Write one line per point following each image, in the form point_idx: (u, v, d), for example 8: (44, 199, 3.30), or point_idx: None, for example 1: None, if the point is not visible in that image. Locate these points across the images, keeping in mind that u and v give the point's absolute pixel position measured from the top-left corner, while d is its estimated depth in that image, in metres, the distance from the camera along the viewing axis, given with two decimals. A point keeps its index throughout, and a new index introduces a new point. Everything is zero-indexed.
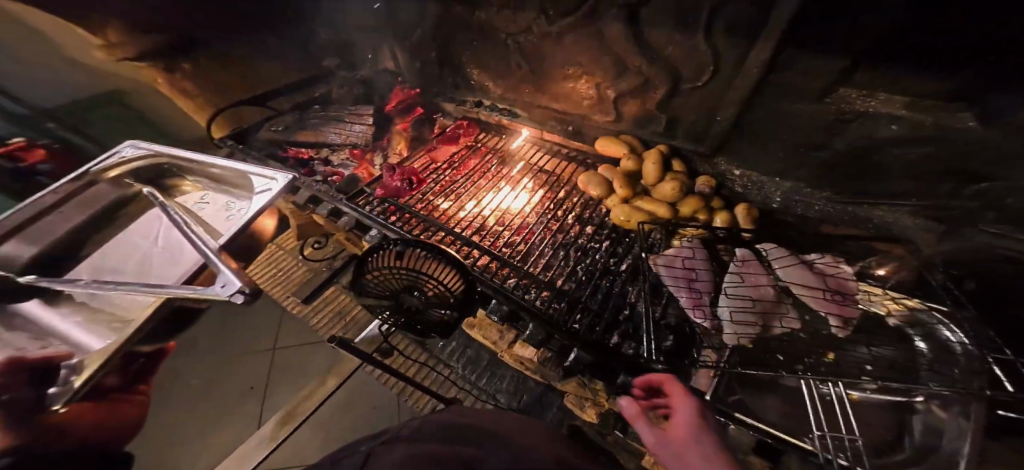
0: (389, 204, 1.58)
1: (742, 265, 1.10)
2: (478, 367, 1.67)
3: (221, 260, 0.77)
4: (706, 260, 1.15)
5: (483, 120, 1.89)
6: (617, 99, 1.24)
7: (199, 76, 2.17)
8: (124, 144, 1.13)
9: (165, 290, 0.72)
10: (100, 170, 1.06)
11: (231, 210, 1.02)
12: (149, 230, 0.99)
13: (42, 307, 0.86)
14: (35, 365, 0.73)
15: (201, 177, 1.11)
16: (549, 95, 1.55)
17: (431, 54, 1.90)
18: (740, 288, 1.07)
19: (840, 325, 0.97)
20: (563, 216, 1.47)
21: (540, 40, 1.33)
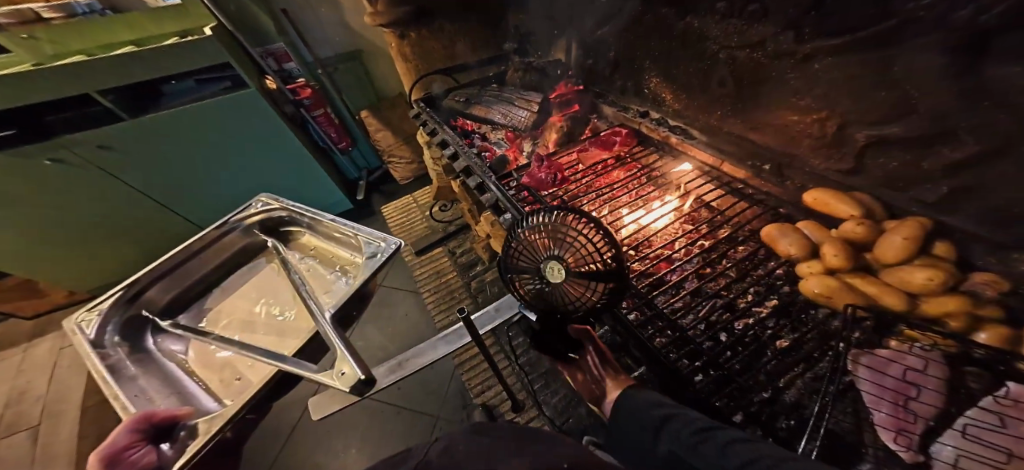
0: (526, 191, 1.63)
1: (1008, 406, 0.73)
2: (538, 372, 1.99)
3: (335, 335, 0.84)
4: (943, 380, 0.82)
5: (644, 133, 1.76)
6: (869, 148, 1.01)
7: (420, 46, 2.46)
8: (256, 197, 1.28)
9: (282, 364, 0.79)
10: (240, 218, 1.22)
11: (335, 274, 1.14)
12: (268, 288, 1.14)
13: (159, 354, 1.01)
14: (159, 425, 0.74)
15: (311, 231, 1.24)
16: (748, 123, 1.33)
17: (608, 53, 1.87)
18: (990, 431, 0.72)
19: None
20: (719, 264, 1.29)
21: (770, 59, 1.14)
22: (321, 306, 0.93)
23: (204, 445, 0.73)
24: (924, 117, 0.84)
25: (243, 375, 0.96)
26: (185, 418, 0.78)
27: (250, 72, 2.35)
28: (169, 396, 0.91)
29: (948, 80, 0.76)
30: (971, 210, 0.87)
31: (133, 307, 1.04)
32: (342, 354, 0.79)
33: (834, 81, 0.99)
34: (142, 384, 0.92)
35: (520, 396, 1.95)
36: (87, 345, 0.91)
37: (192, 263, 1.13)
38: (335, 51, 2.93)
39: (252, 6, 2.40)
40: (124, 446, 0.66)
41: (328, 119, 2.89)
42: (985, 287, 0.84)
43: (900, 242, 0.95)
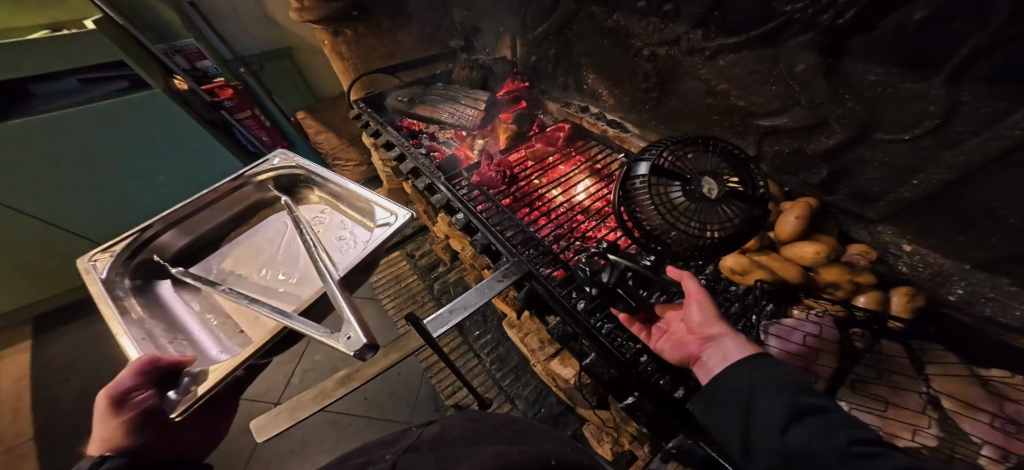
0: (478, 190, 1.62)
1: (880, 359, 0.90)
2: (506, 367, 2.00)
3: (342, 297, 0.81)
4: (835, 342, 0.93)
5: (585, 127, 1.81)
6: (769, 136, 1.11)
7: (356, 43, 2.33)
8: (273, 152, 1.25)
9: (290, 321, 0.77)
10: (254, 173, 1.19)
11: (344, 235, 1.08)
12: (273, 239, 1.09)
13: (170, 299, 0.97)
14: (165, 370, 0.75)
15: (326, 194, 1.21)
16: (673, 115, 1.41)
17: (549, 50, 1.88)
18: (870, 384, 0.87)
19: (994, 457, 0.72)
20: None
21: (684, 56, 1.21)
22: (331, 266, 0.89)
23: (209, 390, 0.74)
24: (806, 109, 0.95)
25: (249, 328, 0.91)
26: (190, 365, 0.79)
27: (152, 72, 2.14)
28: (176, 341, 0.87)
29: (821, 76, 0.87)
30: (845, 191, 1.03)
31: (144, 252, 1.01)
32: (342, 314, 0.77)
33: (736, 77, 1.08)
34: (147, 327, 0.88)
35: (490, 394, 1.93)
36: (99, 285, 0.89)
37: (205, 214, 1.11)
38: (260, 49, 2.69)
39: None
40: (131, 387, 0.70)
41: (256, 122, 2.73)
42: (858, 258, 1.01)
43: (794, 221, 1.05)
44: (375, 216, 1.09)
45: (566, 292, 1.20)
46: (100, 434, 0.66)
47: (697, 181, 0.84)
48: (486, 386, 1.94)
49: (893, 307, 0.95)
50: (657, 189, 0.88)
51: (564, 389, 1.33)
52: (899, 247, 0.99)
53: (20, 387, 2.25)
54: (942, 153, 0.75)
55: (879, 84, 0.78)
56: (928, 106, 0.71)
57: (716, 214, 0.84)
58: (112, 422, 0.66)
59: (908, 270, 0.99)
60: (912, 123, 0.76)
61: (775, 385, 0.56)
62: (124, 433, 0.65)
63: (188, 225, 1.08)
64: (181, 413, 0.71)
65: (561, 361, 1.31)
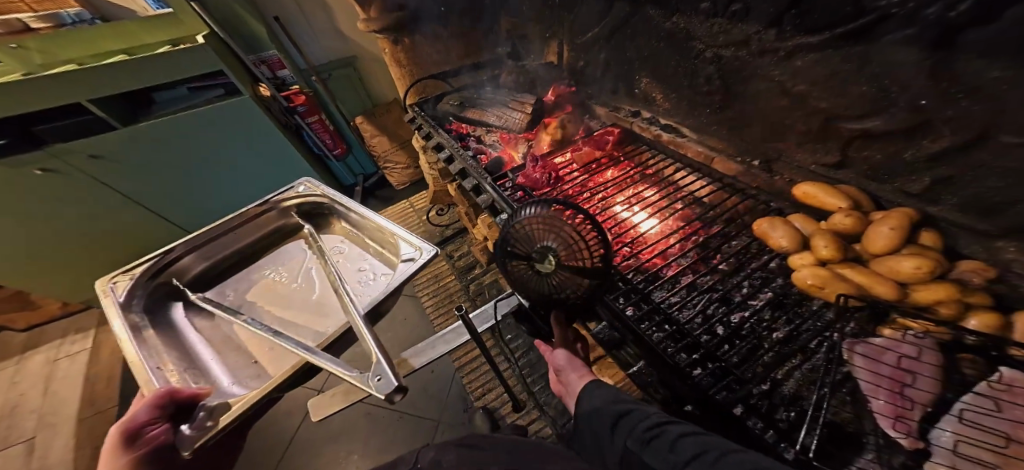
0: (522, 191, 1.62)
1: (1003, 390, 0.74)
2: (538, 373, 1.98)
3: (369, 333, 0.79)
4: (940, 367, 0.82)
5: (635, 132, 1.78)
6: (851, 138, 1.02)
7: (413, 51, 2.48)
8: (301, 179, 1.31)
9: (312, 354, 0.75)
10: (280, 199, 1.26)
11: (364, 267, 1.14)
12: (295, 267, 1.17)
13: (182, 325, 1.03)
14: (179, 402, 0.75)
15: (347, 223, 1.27)
16: (737, 120, 1.34)
17: (599, 55, 1.87)
18: (985, 417, 0.73)
19: None
20: (714, 260, 1.29)
21: (753, 56, 1.15)
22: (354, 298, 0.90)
23: (229, 422, 0.70)
24: (905, 111, 0.86)
25: (260, 357, 0.94)
26: (206, 397, 0.78)
27: (239, 74, 2.39)
28: (189, 368, 0.92)
29: (926, 75, 0.78)
30: (955, 200, 0.90)
31: (162, 276, 1.07)
32: (370, 352, 0.70)
33: (816, 78, 1.01)
34: (163, 352, 0.93)
35: (523, 398, 1.93)
36: (115, 309, 0.94)
37: (228, 238, 1.18)
38: (329, 58, 2.97)
39: (242, 11, 2.42)
40: (146, 421, 0.70)
41: (322, 126, 2.98)
42: (971, 276, 0.88)
43: (888, 231, 0.95)
44: (400, 250, 1.10)
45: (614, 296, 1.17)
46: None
47: (539, 258, 0.87)
48: (518, 390, 1.94)
49: (1014, 332, 0.81)
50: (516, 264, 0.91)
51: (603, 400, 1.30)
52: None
53: (117, 358, 2.58)
54: None
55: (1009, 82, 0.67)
56: None
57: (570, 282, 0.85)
58: (122, 457, 0.67)
59: None
60: None
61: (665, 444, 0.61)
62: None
63: (255, 226, 1.23)
64: (193, 448, 0.68)
65: None
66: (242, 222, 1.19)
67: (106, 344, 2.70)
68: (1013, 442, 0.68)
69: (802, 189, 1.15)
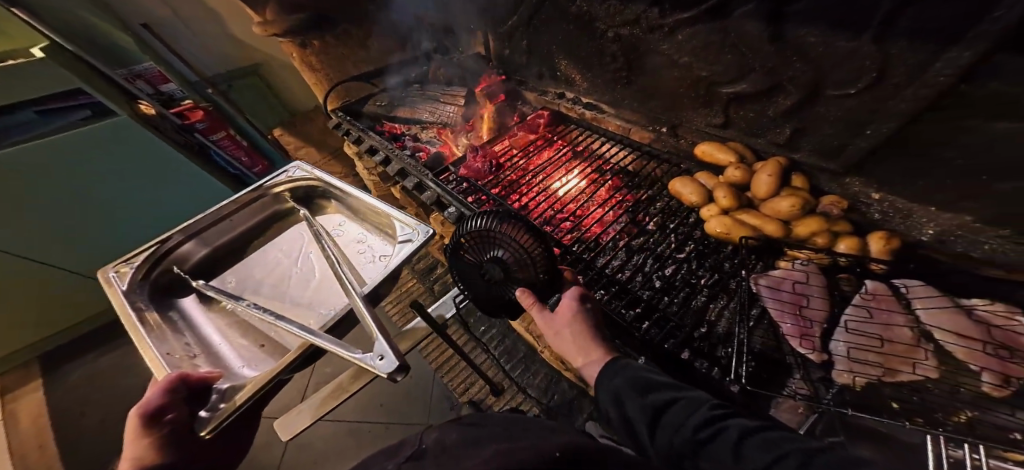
0: (467, 182, 1.61)
1: (871, 299, 0.91)
2: (515, 357, 2.00)
3: (371, 313, 0.73)
4: (823, 287, 0.96)
5: (563, 113, 1.83)
6: (729, 102, 1.15)
7: (324, 54, 2.36)
8: (293, 163, 1.24)
9: (313, 337, 0.68)
10: (271, 184, 1.18)
11: (364, 249, 1.06)
12: (292, 250, 1.07)
13: (192, 311, 0.94)
14: (193, 386, 0.70)
15: (344, 206, 1.18)
16: (644, 92, 1.44)
17: (520, 42, 1.88)
18: (863, 323, 0.89)
19: (997, 383, 0.73)
20: (647, 219, 1.38)
21: (646, 34, 1.25)
22: (353, 281, 0.83)
23: (237, 408, 0.63)
24: (761, 74, 0.98)
25: (269, 341, 0.86)
26: (218, 381, 0.73)
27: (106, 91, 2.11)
28: (202, 355, 0.84)
29: (768, 42, 0.91)
30: (810, 147, 1.06)
31: (164, 264, 0.99)
32: (371, 332, 0.67)
33: (695, 50, 1.12)
34: (171, 339, 0.84)
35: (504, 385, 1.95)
36: (121, 297, 0.87)
37: (227, 223, 1.10)
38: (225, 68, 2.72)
39: (88, 15, 2.07)
40: (160, 405, 0.65)
41: (231, 142, 2.72)
42: (831, 208, 1.05)
43: (768, 179, 1.10)
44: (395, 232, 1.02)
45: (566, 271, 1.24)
46: (133, 453, 0.62)
47: (487, 269, 0.89)
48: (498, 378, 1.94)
49: (871, 251, 0.98)
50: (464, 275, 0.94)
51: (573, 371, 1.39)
52: (868, 196, 1.03)
53: (39, 423, 2.25)
54: (887, 103, 0.79)
55: (829, 42, 0.80)
56: (864, 61, 0.76)
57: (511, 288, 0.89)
58: (142, 440, 0.63)
59: (878, 217, 1.03)
60: (860, 75, 0.79)
61: (628, 383, 0.65)
62: (152, 453, 0.62)
63: (246, 214, 1.13)
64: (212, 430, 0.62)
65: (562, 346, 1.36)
66: (237, 208, 1.11)
67: (21, 414, 2.31)
68: (885, 341, 0.85)
69: (704, 147, 1.27)
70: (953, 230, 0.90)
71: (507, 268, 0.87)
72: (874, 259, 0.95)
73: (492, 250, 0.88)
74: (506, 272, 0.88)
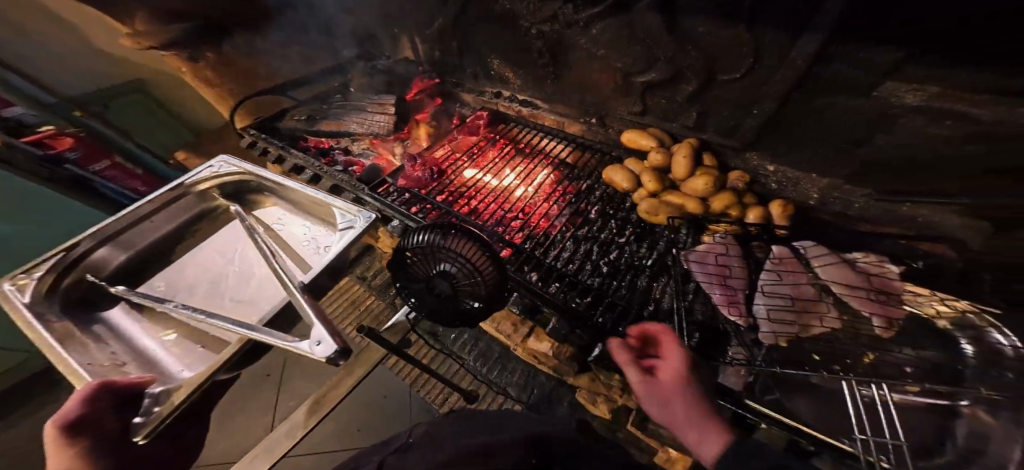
0: (408, 193, 1.51)
1: (779, 263, 0.99)
2: (489, 360, 1.78)
3: (312, 301, 0.59)
4: (741, 256, 1.05)
5: (502, 112, 1.84)
6: (645, 91, 1.23)
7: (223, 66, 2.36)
8: (217, 157, 0.92)
9: (254, 332, 0.53)
10: (194, 182, 0.86)
11: (308, 242, 0.81)
12: (228, 243, 0.81)
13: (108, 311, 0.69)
14: (121, 393, 0.49)
15: (280, 196, 0.88)
16: (572, 86, 1.49)
17: (450, 44, 1.85)
18: (776, 285, 0.97)
19: (885, 325, 0.87)
20: (592, 207, 1.41)
21: (566, 29, 1.28)
22: (291, 273, 0.64)
23: (179, 405, 0.48)
24: (666, 64, 1.06)
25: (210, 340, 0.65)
26: (151, 385, 0.52)
27: None
28: (131, 360, 0.61)
29: (668, 31, 0.98)
30: (714, 128, 1.17)
31: (73, 272, 0.69)
32: (308, 318, 0.56)
33: (610, 43, 1.17)
34: (85, 340, 0.61)
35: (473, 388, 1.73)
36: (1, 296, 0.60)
37: (150, 223, 0.80)
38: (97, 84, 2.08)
39: None
40: (78, 416, 0.44)
41: (120, 171, 2.05)
42: (738, 183, 1.16)
43: (684, 160, 1.18)
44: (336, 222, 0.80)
45: (519, 268, 1.23)
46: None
47: (433, 283, 0.77)
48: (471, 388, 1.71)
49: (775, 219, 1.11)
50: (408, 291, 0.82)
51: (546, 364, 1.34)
52: (766, 169, 1.16)
53: None
54: (778, 73, 0.89)
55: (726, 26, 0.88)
56: (742, 49, 0.90)
57: (462, 302, 0.78)
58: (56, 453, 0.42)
59: (776, 186, 1.17)
60: (756, 53, 0.88)
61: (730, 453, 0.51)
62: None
63: (169, 214, 0.83)
64: (150, 435, 0.46)
65: (537, 338, 1.34)
66: (156, 206, 0.80)
67: None
68: (795, 299, 0.93)
69: (627, 136, 1.34)
70: (838, 185, 1.05)
71: (456, 285, 0.76)
72: (778, 226, 1.08)
73: (441, 262, 0.76)
74: (455, 288, 0.76)
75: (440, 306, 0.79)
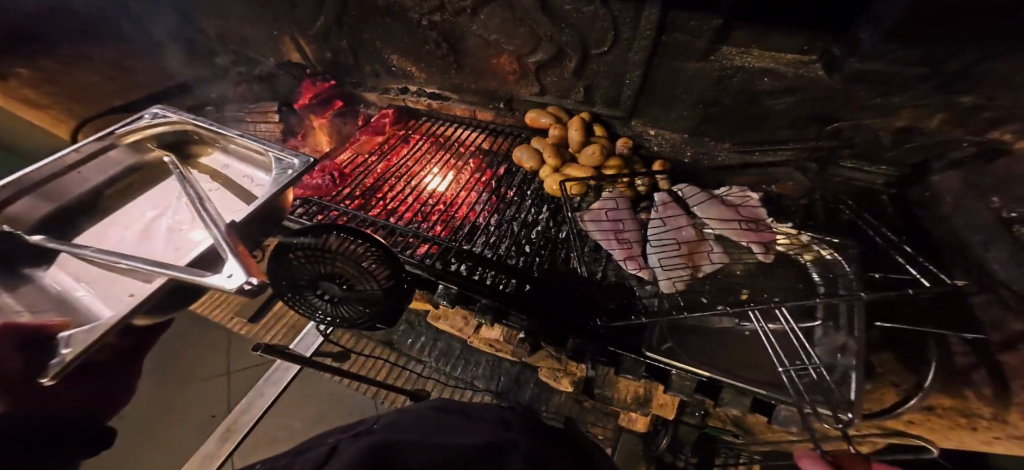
0: (312, 204, 1.35)
1: (662, 210, 1.14)
2: (452, 357, 1.71)
3: (229, 238, 0.56)
4: (628, 209, 1.18)
5: (411, 108, 1.78)
6: (538, 71, 1.30)
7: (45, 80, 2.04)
8: (148, 108, 0.90)
9: (166, 270, 0.51)
10: (122, 132, 0.85)
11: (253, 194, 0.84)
12: (165, 197, 0.80)
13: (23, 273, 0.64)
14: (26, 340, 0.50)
15: (220, 148, 0.91)
16: (474, 76, 1.51)
17: (340, 42, 1.71)
18: (662, 232, 1.10)
19: (762, 250, 1.03)
20: (507, 192, 1.44)
21: (456, 17, 1.30)
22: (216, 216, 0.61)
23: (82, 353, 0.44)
24: (550, 43, 1.17)
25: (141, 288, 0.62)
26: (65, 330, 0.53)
27: None
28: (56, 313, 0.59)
29: (543, 11, 1.09)
30: (603, 102, 1.28)
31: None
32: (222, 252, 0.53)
33: (499, 27, 1.22)
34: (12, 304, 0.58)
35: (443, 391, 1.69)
36: None
37: (69, 175, 0.76)
38: None
39: None
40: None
41: None
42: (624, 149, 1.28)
43: (576, 134, 1.27)
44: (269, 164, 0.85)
45: (442, 260, 1.21)
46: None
47: (323, 288, 0.78)
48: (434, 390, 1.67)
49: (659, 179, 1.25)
50: (303, 299, 0.82)
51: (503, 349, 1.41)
52: (647, 133, 1.31)
53: None
54: (641, 41, 1.02)
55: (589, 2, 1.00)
56: (603, 22, 1.03)
57: (362, 299, 0.81)
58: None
59: (659, 148, 1.32)
60: (616, 27, 1.02)
61: None
62: None
63: (97, 165, 0.80)
64: (58, 377, 0.43)
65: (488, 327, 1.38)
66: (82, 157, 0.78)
67: None
68: (679, 243, 1.07)
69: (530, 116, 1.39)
70: (703, 140, 1.24)
71: (347, 286, 0.78)
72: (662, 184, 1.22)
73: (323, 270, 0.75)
74: (346, 288, 0.78)
75: (341, 306, 0.83)
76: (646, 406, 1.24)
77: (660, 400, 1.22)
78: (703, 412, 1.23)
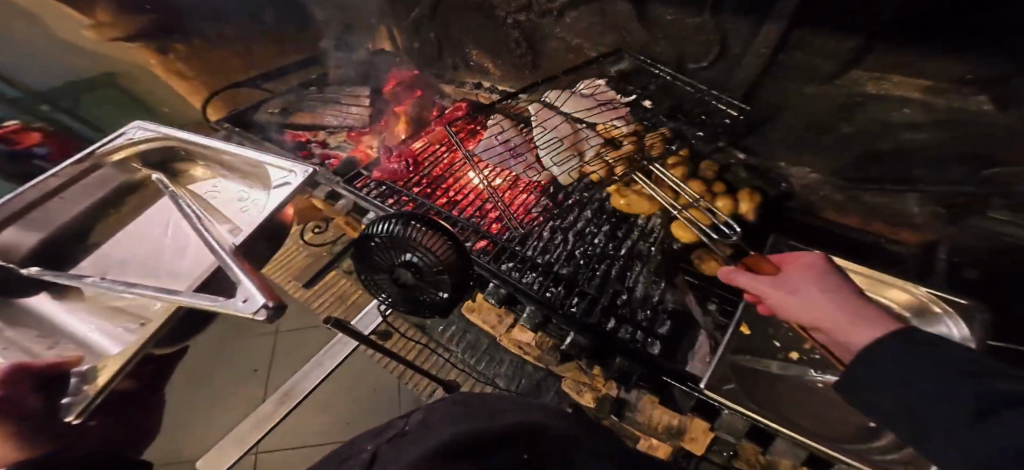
0: (386, 187, 1.45)
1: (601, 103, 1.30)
2: (478, 351, 1.76)
3: (240, 266, 0.71)
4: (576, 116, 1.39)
5: (482, 103, 1.81)
6: None
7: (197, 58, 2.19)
8: (132, 124, 1.09)
9: (179, 298, 0.67)
10: (104, 151, 1.04)
11: (246, 203, 0.99)
12: (160, 217, 1.02)
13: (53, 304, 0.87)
14: (44, 373, 0.75)
15: (215, 163, 1.07)
16: (552, 77, 1.51)
17: (429, 34, 1.80)
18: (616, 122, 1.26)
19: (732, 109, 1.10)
20: (569, 199, 1.40)
21: (542, 18, 1.31)
22: (218, 245, 0.76)
23: (102, 389, 0.66)
24: None
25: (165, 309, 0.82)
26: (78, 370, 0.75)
27: None
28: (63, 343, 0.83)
29: None
30: (692, 115, 1.22)
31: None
32: (237, 277, 0.68)
33: (586, 30, 1.22)
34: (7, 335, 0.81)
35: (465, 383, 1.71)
36: None
37: (55, 202, 0.98)
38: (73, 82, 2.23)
39: None
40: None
41: None
42: (708, 171, 1.20)
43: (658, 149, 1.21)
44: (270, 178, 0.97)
45: (493, 260, 1.22)
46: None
47: (396, 272, 0.81)
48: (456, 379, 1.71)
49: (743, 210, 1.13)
50: (375, 277, 0.86)
51: (531, 354, 1.39)
52: (737, 158, 1.24)
53: None
54: None
55: None
56: None
57: (427, 288, 0.81)
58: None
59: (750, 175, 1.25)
60: None
61: None
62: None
63: (84, 188, 1.03)
64: (81, 415, 0.66)
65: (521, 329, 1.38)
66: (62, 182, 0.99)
67: None
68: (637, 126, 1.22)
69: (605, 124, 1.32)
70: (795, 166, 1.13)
71: (419, 273, 0.79)
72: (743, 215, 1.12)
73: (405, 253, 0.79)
74: (416, 276, 0.79)
75: (405, 292, 0.83)
76: (677, 438, 1.17)
77: (693, 434, 1.15)
78: (731, 453, 1.21)
